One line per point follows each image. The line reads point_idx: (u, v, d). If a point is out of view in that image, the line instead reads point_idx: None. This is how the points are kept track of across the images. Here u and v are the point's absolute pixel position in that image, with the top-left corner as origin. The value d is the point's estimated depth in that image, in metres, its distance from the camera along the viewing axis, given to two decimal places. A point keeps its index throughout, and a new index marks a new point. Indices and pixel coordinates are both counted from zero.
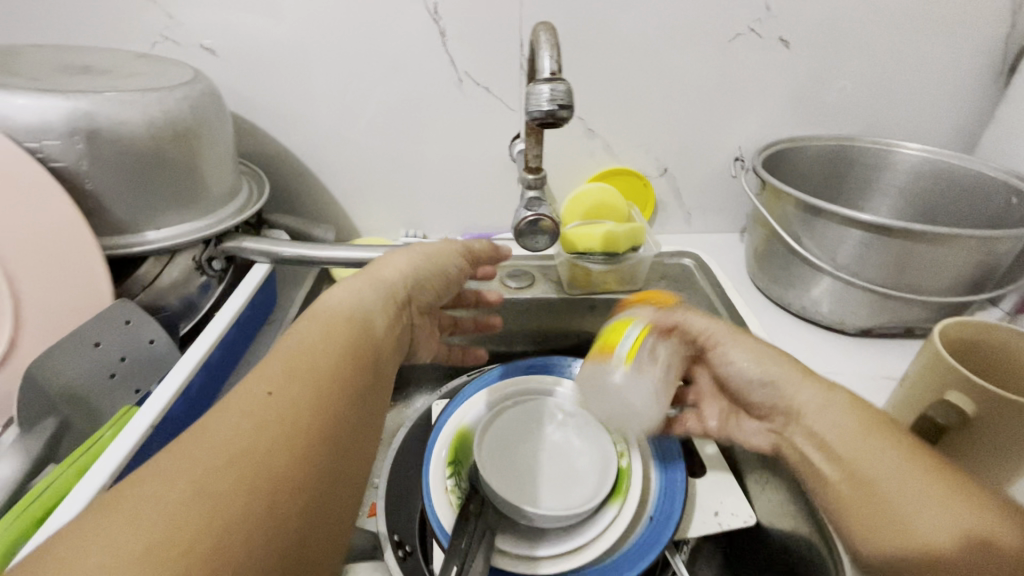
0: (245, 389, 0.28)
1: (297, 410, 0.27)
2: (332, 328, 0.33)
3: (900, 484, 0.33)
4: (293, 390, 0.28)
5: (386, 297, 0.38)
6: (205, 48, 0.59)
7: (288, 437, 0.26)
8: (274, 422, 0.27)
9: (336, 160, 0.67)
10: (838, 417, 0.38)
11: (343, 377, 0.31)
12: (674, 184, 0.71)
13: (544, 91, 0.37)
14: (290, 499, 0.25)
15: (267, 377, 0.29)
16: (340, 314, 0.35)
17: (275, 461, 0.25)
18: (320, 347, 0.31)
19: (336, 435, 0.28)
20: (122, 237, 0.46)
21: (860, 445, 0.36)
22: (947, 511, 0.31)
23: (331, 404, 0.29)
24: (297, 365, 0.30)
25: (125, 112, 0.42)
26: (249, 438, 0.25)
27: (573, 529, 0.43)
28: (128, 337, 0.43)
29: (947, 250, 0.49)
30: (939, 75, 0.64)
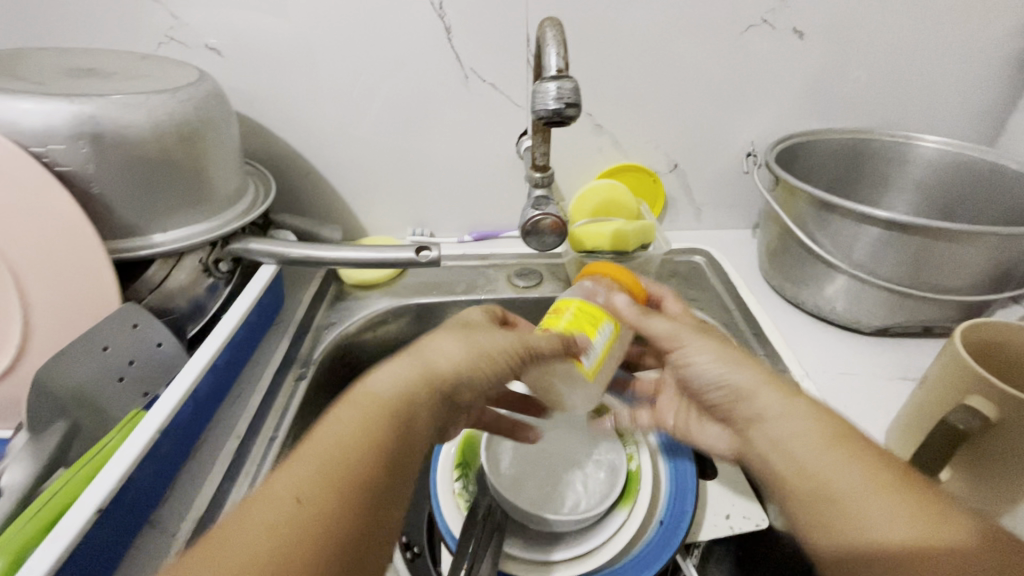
0: (273, 491, 0.27)
1: (319, 516, 0.26)
2: (368, 415, 0.31)
3: (859, 491, 0.30)
4: (319, 491, 0.27)
5: (426, 394, 0.34)
6: (210, 48, 0.59)
7: (306, 564, 0.25)
8: (295, 537, 0.25)
9: (343, 159, 0.67)
10: (802, 428, 0.34)
11: (374, 483, 0.29)
12: (684, 179, 0.70)
13: (551, 89, 0.36)
14: None
15: (293, 477, 0.27)
16: (378, 394, 0.32)
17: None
18: (354, 436, 0.30)
19: (356, 541, 0.27)
20: (128, 240, 0.45)
21: (826, 456, 0.32)
22: (910, 519, 0.28)
23: (355, 506, 0.27)
24: (327, 456, 0.29)
25: (131, 114, 0.42)
26: (267, 563, 0.24)
27: (582, 537, 0.43)
28: (136, 340, 0.43)
29: (968, 247, 0.47)
30: (960, 64, 0.61)
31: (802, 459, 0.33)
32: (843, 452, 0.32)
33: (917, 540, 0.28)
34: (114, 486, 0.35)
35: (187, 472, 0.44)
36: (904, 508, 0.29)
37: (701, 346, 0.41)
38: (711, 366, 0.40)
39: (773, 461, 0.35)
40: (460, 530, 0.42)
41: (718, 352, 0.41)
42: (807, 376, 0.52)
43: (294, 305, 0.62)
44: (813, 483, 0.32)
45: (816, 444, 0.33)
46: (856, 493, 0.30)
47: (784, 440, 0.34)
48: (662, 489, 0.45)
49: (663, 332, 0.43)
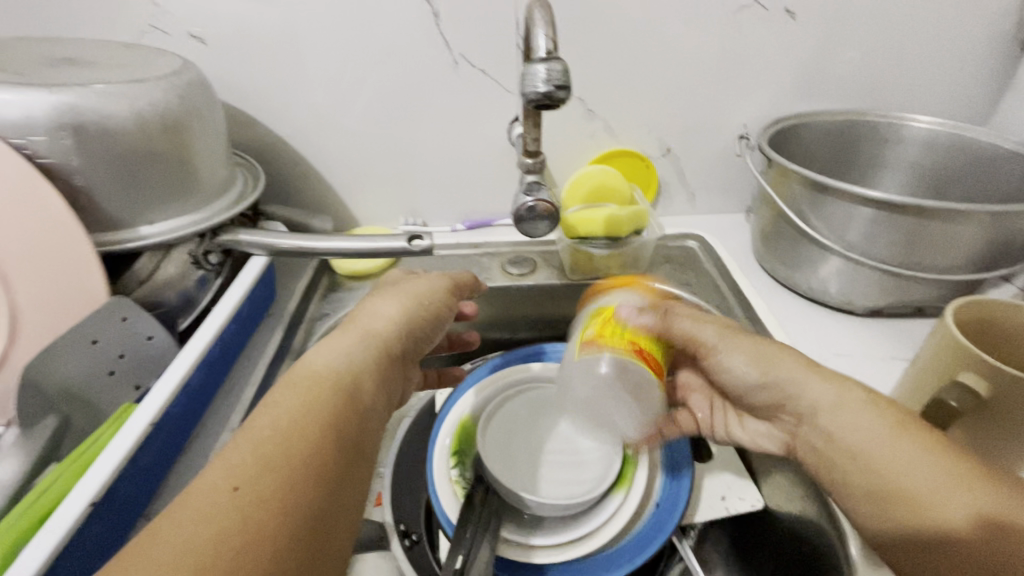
0: (208, 482, 0.26)
1: (259, 497, 0.26)
2: (312, 390, 0.32)
3: (913, 478, 0.33)
4: (260, 478, 0.26)
5: (375, 353, 0.36)
6: (194, 36, 0.58)
7: (251, 542, 0.24)
8: (235, 520, 0.25)
9: (332, 148, 0.66)
10: (869, 427, 0.35)
11: (319, 459, 0.28)
12: (677, 164, 0.69)
13: (540, 71, 0.35)
14: None
15: (232, 462, 0.27)
16: (318, 372, 0.33)
17: (237, 565, 0.23)
18: (294, 418, 0.30)
19: (309, 523, 0.26)
20: (115, 233, 0.45)
21: (904, 460, 0.33)
22: (965, 498, 0.31)
23: (299, 488, 0.27)
24: (266, 441, 0.28)
25: (114, 104, 0.42)
26: (207, 547, 0.23)
27: (578, 519, 0.43)
28: (125, 333, 0.42)
29: (960, 226, 0.47)
30: (953, 43, 0.61)
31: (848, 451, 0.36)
32: (908, 449, 0.33)
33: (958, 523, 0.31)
34: (105, 480, 0.35)
35: (181, 464, 0.44)
36: (945, 492, 0.32)
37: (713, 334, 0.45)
38: (779, 373, 0.40)
39: (834, 459, 0.37)
40: (457, 517, 0.42)
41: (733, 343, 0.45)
42: None
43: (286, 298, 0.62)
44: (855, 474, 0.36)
45: (876, 446, 0.35)
46: (902, 487, 0.33)
47: (836, 434, 0.37)
48: (657, 474, 0.45)
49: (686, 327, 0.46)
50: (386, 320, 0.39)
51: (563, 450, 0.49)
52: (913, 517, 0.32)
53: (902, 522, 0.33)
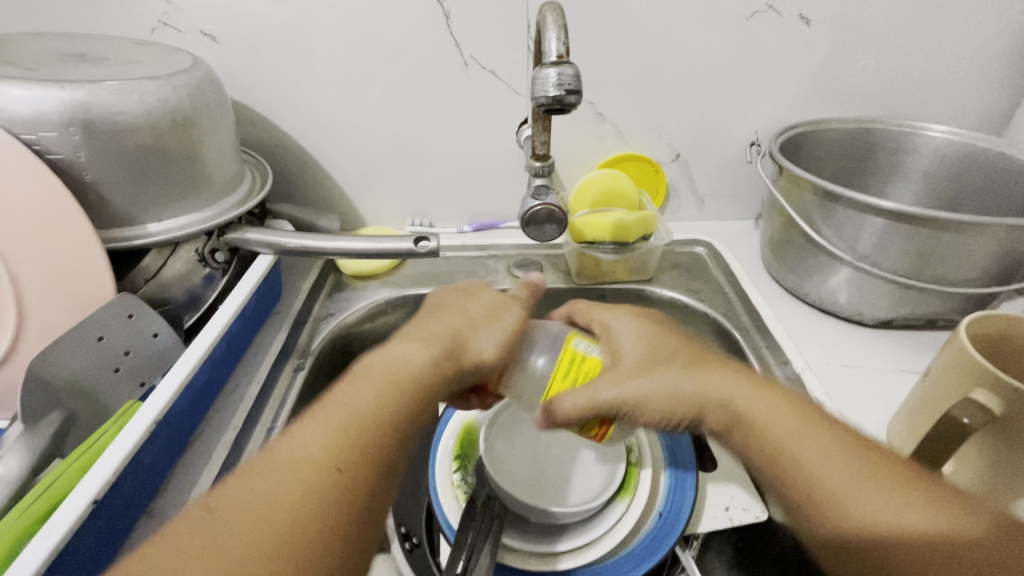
0: (302, 447, 0.28)
1: (350, 468, 0.28)
2: (394, 377, 0.33)
3: (833, 467, 0.31)
4: (348, 448, 0.29)
5: (447, 359, 0.36)
6: (205, 35, 0.58)
7: (335, 504, 0.27)
8: (324, 486, 0.27)
9: (341, 148, 0.66)
10: (775, 412, 0.35)
11: (395, 435, 0.31)
12: (687, 170, 0.69)
13: (551, 75, 0.35)
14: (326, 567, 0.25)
15: (323, 435, 0.29)
16: (396, 369, 0.33)
17: (324, 526, 0.26)
18: (370, 405, 0.31)
19: (381, 493, 0.29)
20: (123, 229, 0.45)
21: (822, 457, 0.32)
22: (907, 506, 0.29)
23: (378, 460, 0.29)
24: (353, 416, 0.30)
25: (123, 101, 0.42)
26: (297, 505, 0.26)
27: (579, 528, 0.43)
28: (131, 331, 0.42)
29: (976, 239, 0.46)
30: (971, 52, 0.60)
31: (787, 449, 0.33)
32: (821, 439, 0.33)
33: (926, 529, 0.28)
34: (106, 480, 0.35)
35: (184, 462, 0.44)
36: (917, 501, 0.29)
37: (684, 380, 0.37)
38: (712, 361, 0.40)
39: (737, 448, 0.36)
40: (458, 522, 0.42)
41: (693, 375, 0.37)
42: (808, 368, 0.52)
43: (292, 295, 0.62)
44: (792, 471, 0.33)
45: (824, 453, 0.32)
46: (855, 487, 0.30)
47: (767, 433, 0.34)
48: (661, 482, 0.45)
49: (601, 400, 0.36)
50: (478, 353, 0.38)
51: (561, 457, 0.49)
52: (870, 519, 0.29)
53: (853, 523, 0.30)
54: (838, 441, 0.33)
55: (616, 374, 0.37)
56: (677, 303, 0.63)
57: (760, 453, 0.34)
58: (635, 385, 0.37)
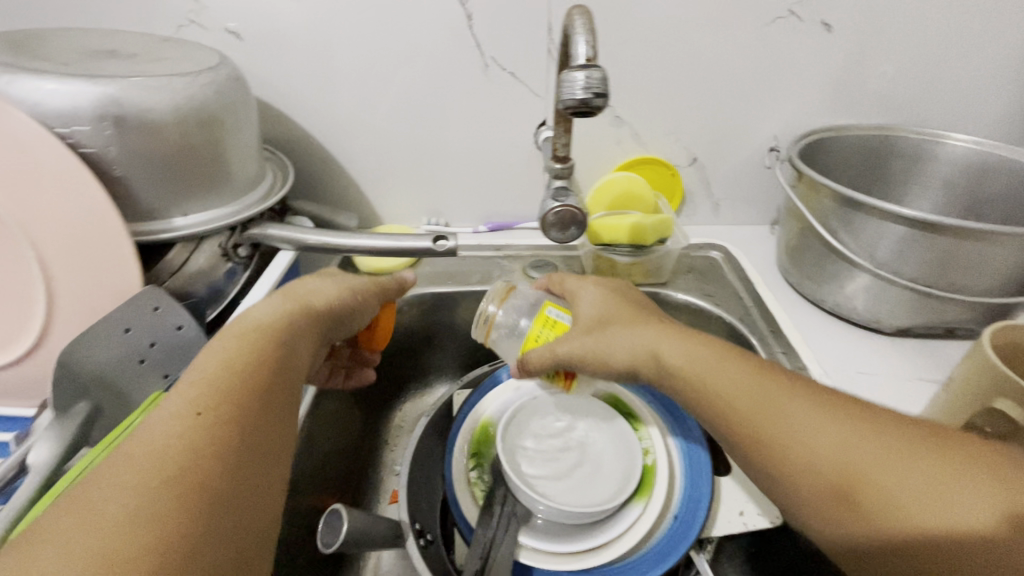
0: (172, 410, 0.31)
1: (220, 417, 0.31)
2: (251, 338, 0.37)
3: (822, 443, 0.33)
4: (217, 403, 0.31)
5: (299, 317, 0.41)
6: (230, 32, 0.59)
7: (217, 446, 0.30)
8: (203, 435, 0.30)
9: (361, 146, 0.67)
10: (739, 380, 0.38)
11: (262, 390, 0.34)
12: (703, 174, 0.69)
13: (578, 78, 0.35)
14: (209, 500, 0.28)
15: (188, 396, 0.32)
16: (259, 324, 0.38)
17: (210, 460, 0.29)
18: (219, 370, 0.34)
19: (258, 437, 0.32)
20: (150, 223, 0.46)
21: (804, 432, 0.33)
22: (904, 480, 0.29)
23: (248, 408, 0.32)
24: (211, 378, 0.33)
25: (154, 97, 0.42)
26: (182, 451, 0.28)
27: (592, 527, 0.43)
28: (156, 323, 0.43)
29: (997, 248, 0.46)
30: (994, 61, 0.60)
31: (796, 440, 0.34)
32: (798, 409, 0.35)
33: (926, 505, 0.28)
34: None
35: None
36: (947, 490, 0.28)
37: (642, 343, 0.43)
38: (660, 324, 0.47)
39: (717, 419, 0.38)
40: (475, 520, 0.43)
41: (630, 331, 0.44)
42: (825, 375, 0.52)
43: None
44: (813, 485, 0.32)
45: (842, 447, 0.32)
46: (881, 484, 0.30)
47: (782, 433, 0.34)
48: (677, 485, 0.45)
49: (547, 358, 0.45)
50: (316, 294, 0.44)
51: (573, 445, 0.48)
52: (892, 515, 0.29)
53: (881, 523, 0.29)
54: (854, 434, 0.32)
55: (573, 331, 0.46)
56: (692, 307, 0.63)
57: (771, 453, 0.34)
58: (605, 345, 0.44)
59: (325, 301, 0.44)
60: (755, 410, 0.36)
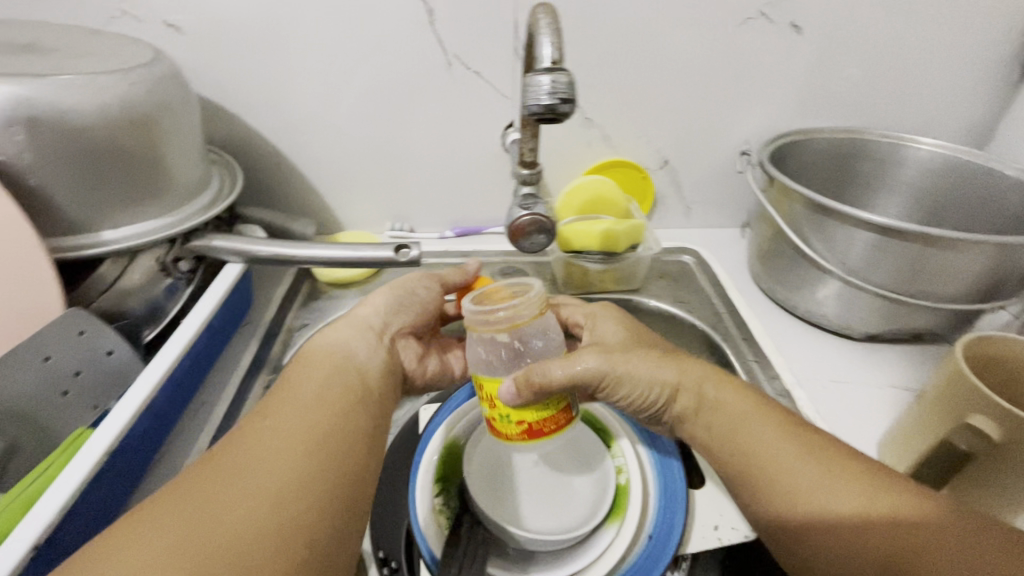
0: (257, 424, 0.34)
1: (306, 435, 0.33)
2: (336, 368, 0.39)
3: (788, 465, 0.33)
4: (313, 412, 0.35)
5: (373, 340, 0.44)
6: (169, 25, 0.54)
7: (302, 473, 0.31)
8: (293, 445, 0.32)
9: (317, 148, 0.63)
10: (737, 403, 0.38)
11: (349, 421, 0.36)
12: (674, 177, 0.68)
13: (544, 82, 0.33)
14: (295, 532, 0.29)
15: (297, 398, 0.36)
16: (332, 354, 0.41)
17: (294, 488, 0.30)
18: (313, 400, 0.36)
19: (336, 476, 0.32)
20: (76, 237, 0.41)
21: (768, 443, 0.35)
22: (849, 493, 0.31)
23: (336, 433, 0.34)
24: (314, 393, 0.36)
25: (75, 99, 0.38)
26: (271, 479, 0.30)
27: (562, 557, 0.41)
28: (82, 349, 0.39)
29: (966, 257, 0.46)
30: (957, 65, 0.60)
31: (762, 468, 0.34)
32: (767, 432, 0.35)
33: (870, 513, 0.30)
34: (56, 514, 0.32)
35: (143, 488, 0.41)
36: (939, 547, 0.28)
37: (678, 374, 0.40)
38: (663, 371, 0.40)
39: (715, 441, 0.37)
40: (442, 550, 0.40)
41: (678, 365, 0.40)
42: (799, 384, 0.51)
43: (262, 305, 0.59)
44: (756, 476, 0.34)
45: (798, 457, 0.33)
46: (813, 489, 0.32)
47: (745, 440, 0.35)
48: (651, 503, 0.43)
49: (566, 378, 0.38)
50: (373, 317, 0.46)
51: (544, 466, 0.47)
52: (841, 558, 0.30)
53: (824, 556, 0.31)
54: (836, 473, 0.32)
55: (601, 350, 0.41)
56: (665, 314, 0.62)
57: (740, 460, 0.35)
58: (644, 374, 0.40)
59: (374, 320, 0.46)
60: (718, 440, 0.37)
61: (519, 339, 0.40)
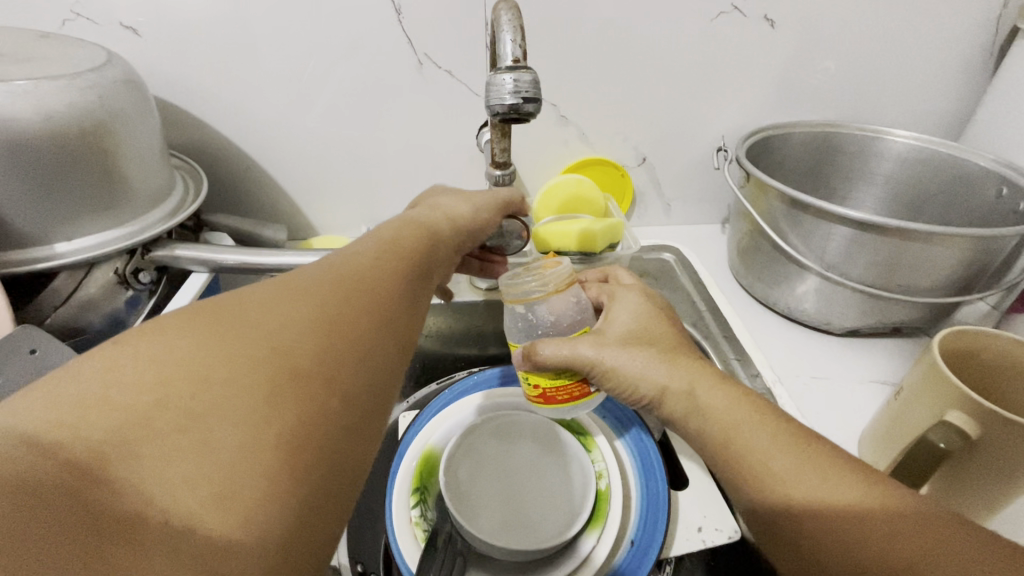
0: (302, 272, 0.29)
1: (342, 295, 0.28)
2: (393, 238, 0.36)
3: (792, 469, 0.30)
4: (353, 276, 0.30)
5: (452, 225, 0.41)
6: (126, 27, 0.52)
7: (333, 327, 0.26)
8: (330, 300, 0.27)
9: (286, 151, 0.61)
10: (736, 407, 0.34)
11: (391, 292, 0.31)
12: (652, 174, 0.67)
13: (507, 82, 0.32)
14: (306, 382, 0.24)
15: (344, 259, 0.32)
16: (411, 223, 0.39)
17: (319, 339, 0.25)
18: (362, 261, 0.32)
19: (371, 339, 0.27)
20: (27, 251, 0.40)
21: (767, 446, 0.32)
22: (854, 501, 0.28)
23: (375, 296, 0.29)
24: (356, 259, 0.32)
25: (17, 106, 0.36)
26: (295, 322, 0.25)
27: (543, 567, 0.40)
28: (29, 369, 0.36)
29: (943, 250, 0.45)
30: (931, 57, 0.60)
31: (760, 473, 0.31)
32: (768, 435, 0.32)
33: (873, 522, 0.28)
34: None
35: None
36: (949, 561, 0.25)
37: (673, 373, 0.37)
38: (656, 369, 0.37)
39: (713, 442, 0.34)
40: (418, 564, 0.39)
41: (669, 364, 0.37)
42: (778, 381, 0.51)
43: None
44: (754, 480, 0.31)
45: (797, 462, 0.30)
46: (817, 493, 0.29)
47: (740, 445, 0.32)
48: (632, 508, 0.42)
49: (560, 360, 0.37)
50: (460, 217, 0.42)
51: (520, 476, 0.46)
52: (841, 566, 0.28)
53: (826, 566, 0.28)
54: (840, 480, 0.29)
55: (602, 338, 0.39)
56: None
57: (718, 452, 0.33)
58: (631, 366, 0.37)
59: (458, 215, 0.42)
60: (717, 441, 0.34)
61: (542, 315, 0.41)
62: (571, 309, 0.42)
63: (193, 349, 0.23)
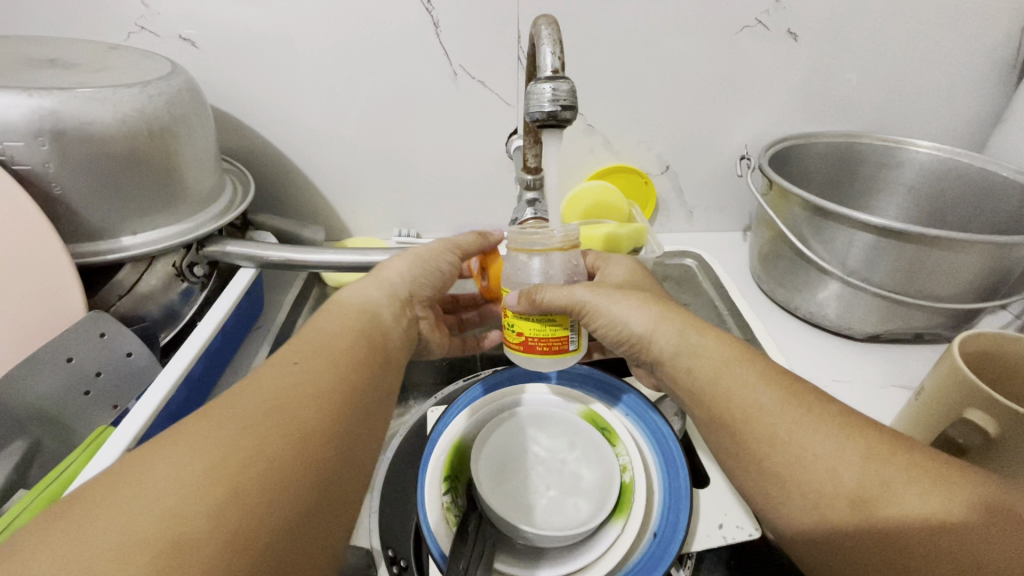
0: (208, 418, 0.28)
1: (248, 437, 0.27)
2: (319, 351, 0.35)
3: (781, 417, 0.33)
4: (267, 414, 0.29)
5: (394, 301, 0.45)
6: (184, 39, 0.56)
7: (234, 486, 0.25)
8: (230, 450, 0.26)
9: (326, 156, 0.65)
10: (718, 349, 0.38)
11: (308, 423, 0.30)
12: (676, 181, 0.69)
13: (546, 90, 0.34)
14: (203, 558, 0.23)
15: (254, 394, 0.30)
16: (349, 312, 0.41)
17: (216, 502, 0.24)
18: (278, 390, 0.31)
19: (283, 481, 0.27)
20: (97, 243, 0.43)
21: (754, 387, 0.35)
22: (834, 442, 0.31)
23: (288, 429, 0.29)
24: (272, 389, 0.31)
25: (96, 109, 0.40)
26: (185, 492, 0.24)
27: (573, 551, 0.42)
28: (103, 351, 0.41)
29: (964, 256, 0.46)
30: (954, 70, 0.61)
31: (751, 414, 0.34)
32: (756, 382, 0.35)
33: (849, 461, 0.30)
34: None
35: None
36: (917, 490, 0.28)
37: (666, 321, 0.40)
38: (645, 313, 0.41)
39: (702, 388, 0.37)
40: (450, 546, 0.41)
41: (656, 308, 0.41)
42: None
43: (273, 309, 0.60)
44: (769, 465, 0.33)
45: (775, 398, 0.34)
46: (797, 431, 0.32)
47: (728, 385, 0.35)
48: (654, 499, 0.44)
49: (560, 303, 0.39)
50: (399, 282, 0.46)
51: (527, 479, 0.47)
52: (808, 485, 0.30)
53: (802, 493, 0.31)
54: (820, 424, 0.32)
55: (599, 286, 0.42)
56: None
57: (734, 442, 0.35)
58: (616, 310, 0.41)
59: (400, 285, 0.46)
60: (710, 391, 0.36)
61: (541, 268, 0.43)
62: (565, 266, 0.44)
63: (72, 560, 0.21)
